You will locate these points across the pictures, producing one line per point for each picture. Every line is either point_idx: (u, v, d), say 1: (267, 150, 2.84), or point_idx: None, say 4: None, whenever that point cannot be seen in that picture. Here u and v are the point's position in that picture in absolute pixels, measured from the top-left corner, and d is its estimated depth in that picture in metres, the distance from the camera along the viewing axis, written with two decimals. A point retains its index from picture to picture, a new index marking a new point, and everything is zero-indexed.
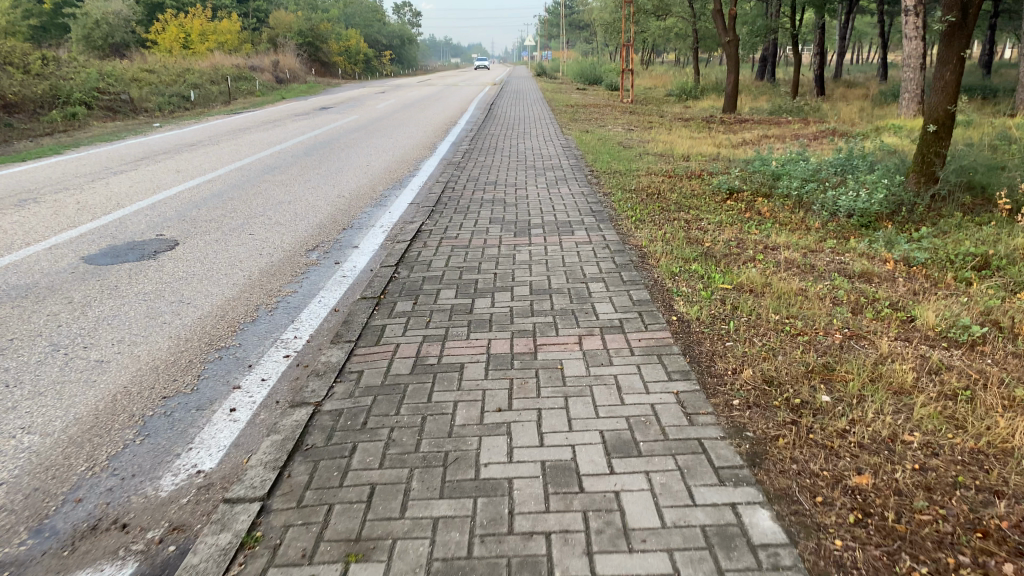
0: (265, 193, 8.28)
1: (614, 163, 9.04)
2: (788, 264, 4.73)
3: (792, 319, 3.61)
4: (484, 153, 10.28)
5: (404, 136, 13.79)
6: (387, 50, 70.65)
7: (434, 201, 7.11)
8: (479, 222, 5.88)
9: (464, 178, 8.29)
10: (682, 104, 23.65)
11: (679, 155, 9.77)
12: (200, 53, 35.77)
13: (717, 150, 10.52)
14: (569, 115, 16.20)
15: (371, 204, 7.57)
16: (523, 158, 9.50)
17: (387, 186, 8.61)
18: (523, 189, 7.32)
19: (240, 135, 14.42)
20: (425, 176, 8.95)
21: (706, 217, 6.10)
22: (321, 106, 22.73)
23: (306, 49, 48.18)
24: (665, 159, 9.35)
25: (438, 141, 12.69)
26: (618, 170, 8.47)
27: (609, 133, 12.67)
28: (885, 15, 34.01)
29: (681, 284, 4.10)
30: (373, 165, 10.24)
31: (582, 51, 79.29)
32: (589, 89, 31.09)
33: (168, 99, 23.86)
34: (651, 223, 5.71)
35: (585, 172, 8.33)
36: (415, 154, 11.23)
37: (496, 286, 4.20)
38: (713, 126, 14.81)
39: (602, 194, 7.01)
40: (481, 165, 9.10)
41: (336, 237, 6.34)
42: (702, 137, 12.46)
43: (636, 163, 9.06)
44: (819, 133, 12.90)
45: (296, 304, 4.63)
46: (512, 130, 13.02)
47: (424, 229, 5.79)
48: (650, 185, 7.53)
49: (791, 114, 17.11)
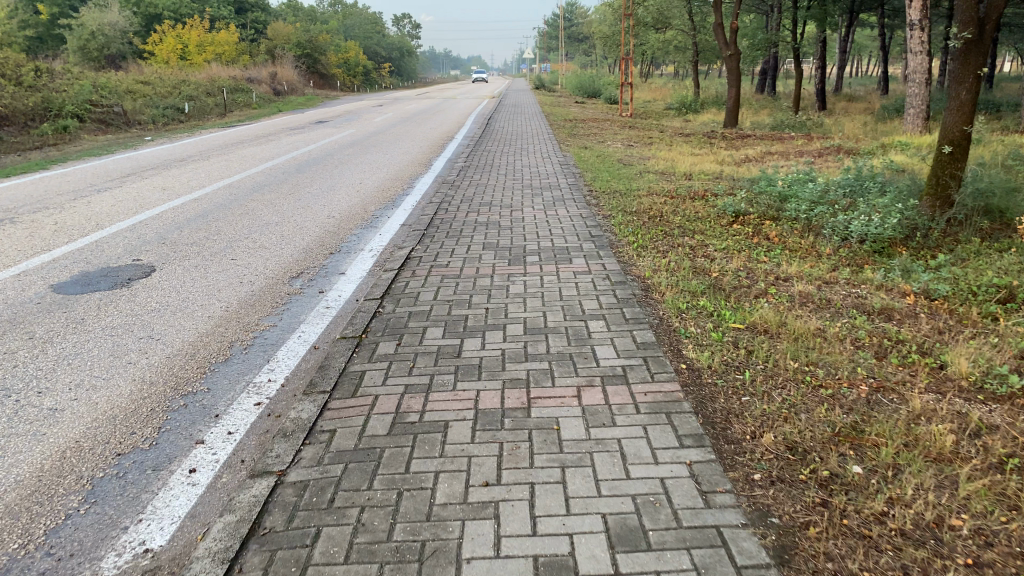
0: (252, 212, 7.97)
1: (614, 181, 8.73)
2: (802, 299, 4.41)
3: (812, 367, 3.29)
4: (480, 170, 9.97)
5: (399, 151, 13.48)
6: (387, 62, 70.56)
7: (426, 223, 6.80)
8: (471, 247, 5.57)
9: (458, 197, 7.98)
10: (682, 118, 23.40)
11: (681, 174, 9.47)
12: (198, 65, 35.57)
13: (720, 168, 10.23)
14: (568, 130, 15.93)
15: (361, 226, 7.27)
16: (520, 176, 9.19)
17: (378, 205, 8.31)
18: (519, 210, 7.01)
19: (232, 149, 14.13)
20: (418, 195, 8.65)
21: (712, 243, 5.78)
22: (317, 119, 22.45)
23: (304, 61, 47.99)
24: (667, 178, 9.05)
25: (434, 157, 12.39)
26: (617, 190, 8.16)
27: (608, 149, 12.39)
28: (886, 28, 33.84)
29: (689, 323, 3.78)
30: (366, 183, 9.93)
31: (581, 63, 79.26)
32: (588, 102, 30.84)
33: (163, 111, 23.60)
34: (653, 250, 5.39)
35: (584, 192, 8.03)
36: (409, 171, 10.93)
37: (487, 324, 3.87)
38: (714, 141, 14.52)
39: (602, 216, 6.70)
40: (476, 184, 8.80)
41: (322, 262, 6.03)
42: (704, 153, 12.17)
43: (637, 182, 8.75)
44: (823, 150, 12.61)
45: (273, 340, 4.30)
46: (510, 146, 12.73)
47: (414, 256, 5.48)
48: (652, 206, 7.22)
49: (794, 129, 16.85)
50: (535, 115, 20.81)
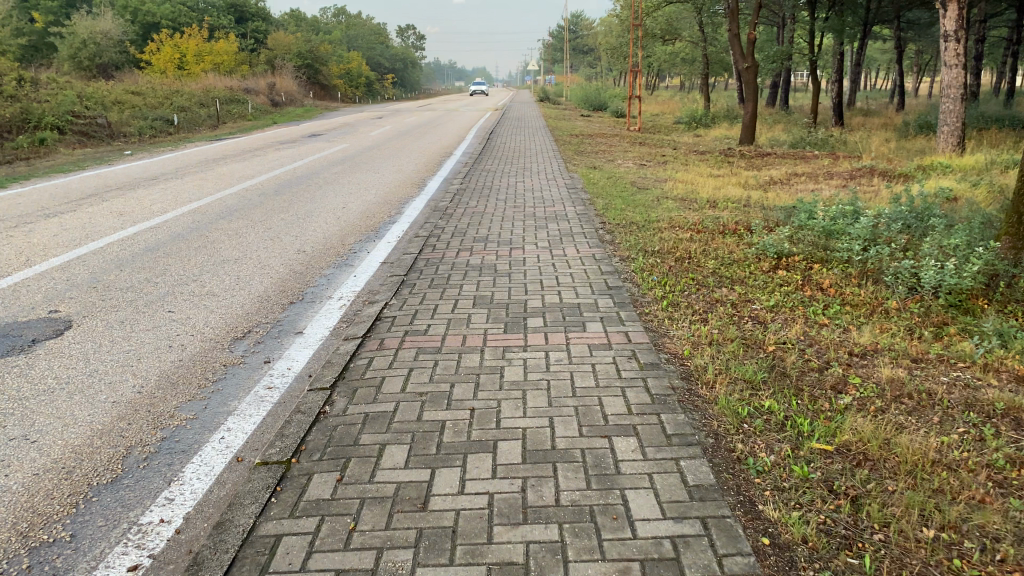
0: (211, 246, 6.91)
1: (628, 210, 7.67)
2: (895, 392, 3.30)
3: (956, 538, 2.18)
4: (476, 194, 8.89)
5: (391, 169, 12.43)
6: (388, 73, 69.80)
7: (407, 263, 5.71)
8: (458, 303, 4.47)
9: (449, 228, 6.89)
10: (693, 133, 22.34)
11: (705, 201, 8.40)
12: (194, 75, 34.70)
13: (746, 194, 9.18)
14: (575, 146, 14.89)
15: (334, 266, 6.18)
16: (522, 203, 8.09)
17: (358, 237, 7.22)
18: (520, 248, 5.91)
19: (212, 166, 13.11)
20: (405, 225, 7.58)
21: (759, 299, 4.69)
22: (310, 132, 21.43)
23: (304, 71, 47.07)
24: (688, 207, 7.98)
25: (428, 177, 11.32)
26: (634, 221, 7.07)
27: (619, 169, 11.32)
28: (901, 41, 32.82)
29: (756, 445, 2.68)
30: (349, 209, 8.86)
31: (586, 75, 78.39)
32: (593, 116, 29.79)
33: (151, 123, 22.59)
34: (687, 309, 4.30)
35: (596, 223, 6.93)
36: (399, 194, 9.86)
37: (473, 438, 2.76)
38: (732, 160, 13.48)
39: (618, 256, 5.60)
40: (471, 212, 7.71)
41: (277, 316, 4.94)
42: (724, 175, 11.12)
43: (655, 211, 7.68)
44: (854, 171, 11.54)
45: (188, 448, 3.21)
46: (511, 165, 11.69)
47: (387, 314, 4.39)
48: (678, 243, 6.13)
49: (816, 147, 15.78)
50: (540, 129, 19.79)
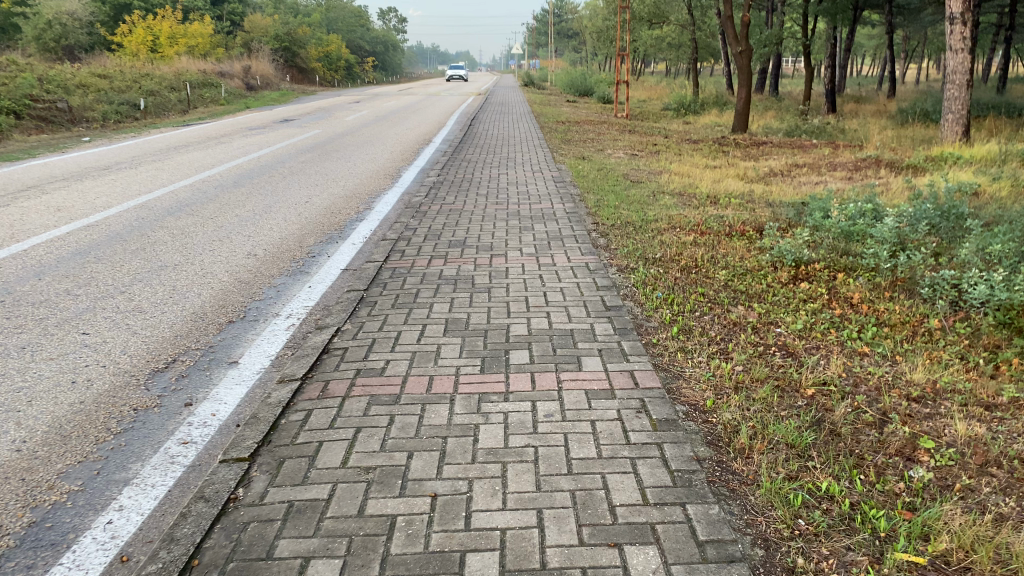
0: (152, 248, 6.11)
1: (621, 207, 6.93)
2: (980, 460, 2.56)
3: None
4: (454, 188, 8.12)
5: (364, 158, 11.64)
6: (369, 57, 68.49)
7: (370, 272, 4.93)
8: (425, 327, 3.71)
9: (421, 228, 6.11)
10: (682, 120, 21.62)
11: (705, 196, 7.71)
12: (166, 58, 33.48)
13: (747, 187, 8.49)
14: (561, 134, 14.12)
15: (286, 276, 5.39)
16: (502, 199, 7.32)
17: (318, 238, 6.44)
18: (500, 254, 5.15)
19: (172, 154, 12.22)
20: (372, 224, 6.79)
21: (783, 322, 3.95)
22: (284, 117, 20.50)
23: (282, 54, 45.73)
24: (687, 204, 7.27)
25: (404, 167, 10.53)
26: (629, 220, 6.34)
27: (609, 159, 10.59)
28: (892, 26, 32.16)
29: (824, 563, 1.93)
30: (314, 204, 8.07)
31: (570, 59, 77.41)
32: (578, 102, 28.96)
33: (117, 107, 21.56)
34: (702, 338, 3.56)
35: (587, 223, 6.18)
36: (371, 187, 9.07)
37: (432, 549, 2.00)
38: (726, 149, 12.80)
39: (614, 265, 4.85)
40: (447, 208, 6.94)
41: (211, 342, 4.15)
42: (721, 167, 10.43)
43: (652, 209, 6.96)
44: (858, 162, 10.87)
45: (59, 540, 2.43)
46: (493, 155, 10.91)
47: (339, 340, 3.62)
48: (681, 248, 5.39)
49: (813, 135, 15.10)
50: (524, 116, 18.99)
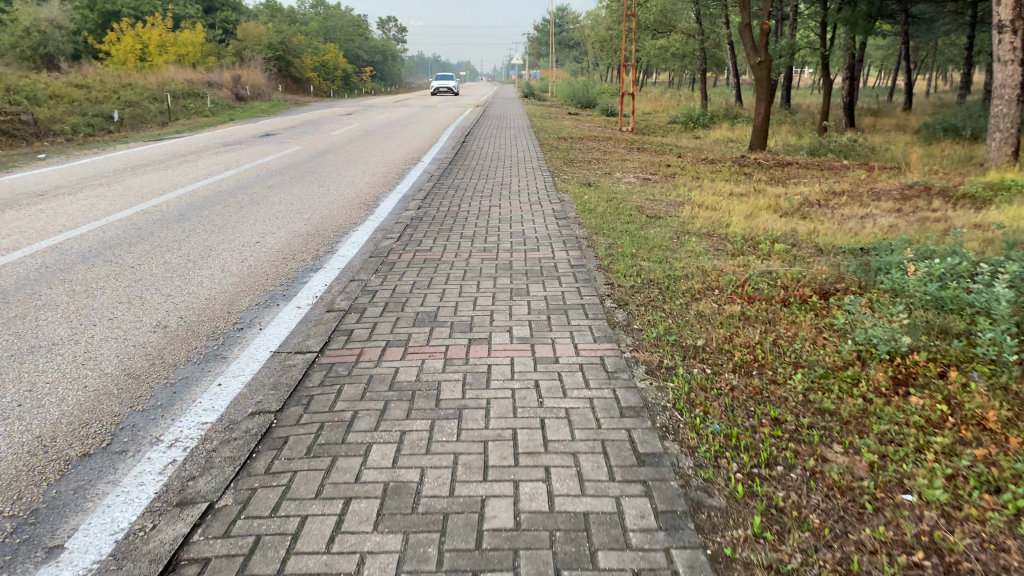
0: (35, 315, 4.73)
1: (639, 256, 5.53)
2: None
3: None
4: (434, 226, 6.75)
5: (341, 181, 10.28)
6: (368, 66, 67.39)
7: (299, 367, 3.51)
8: (347, 508, 2.29)
9: (383, 289, 4.71)
10: (692, 135, 20.31)
11: (740, 239, 6.32)
12: (154, 68, 32.23)
13: (788, 226, 7.12)
14: (564, 153, 12.79)
15: (193, 366, 3.98)
16: (491, 243, 5.92)
17: (254, 301, 5.05)
18: (480, 339, 3.75)
19: (126, 175, 10.88)
20: (326, 281, 5.42)
21: (917, 487, 2.52)
22: (266, 131, 19.16)
23: (275, 64, 44.50)
24: (721, 252, 5.88)
25: (383, 194, 9.15)
26: (654, 279, 4.93)
27: (618, 185, 9.24)
28: (907, 36, 30.78)
29: None
30: (266, 244, 6.71)
31: (572, 69, 76.21)
32: (581, 114, 27.61)
33: (89, 119, 20.22)
34: (802, 545, 2.14)
35: (599, 283, 4.78)
36: (339, 220, 7.73)
37: None
38: (749, 172, 11.45)
39: (643, 362, 3.43)
40: (420, 257, 5.55)
41: (37, 503, 2.72)
42: (748, 196, 9.07)
43: (679, 259, 5.57)
44: (904, 191, 9.51)
45: None
46: (484, 179, 9.56)
47: (207, 534, 2.21)
48: (731, 328, 3.99)
49: (841, 155, 13.75)
50: (523, 131, 17.70)
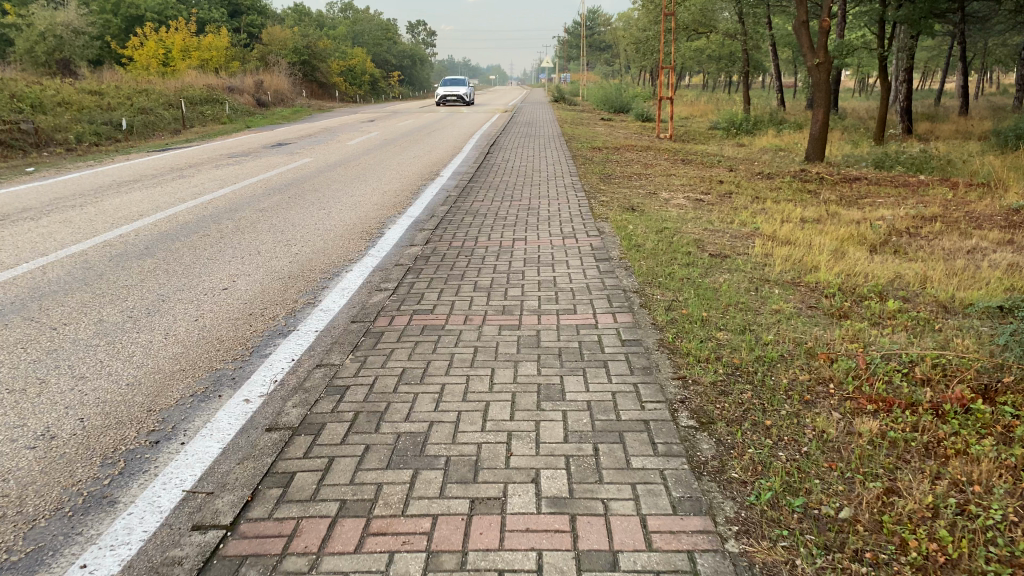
0: None
1: (713, 322, 4.12)
2: None
3: None
4: (443, 268, 5.41)
5: (344, 202, 8.97)
6: (395, 70, 66.41)
7: (190, 556, 2.15)
8: None
9: (360, 381, 3.32)
10: (737, 143, 18.82)
11: (838, 293, 4.87)
12: (176, 73, 31.37)
13: (889, 267, 5.64)
14: (600, 166, 11.42)
15: (60, 521, 2.64)
16: (510, 300, 4.51)
17: (191, 391, 3.71)
18: (489, 500, 2.34)
19: (108, 193, 9.70)
20: (294, 358, 4.08)
21: None
22: (280, 139, 18.05)
23: (301, 68, 43.51)
24: (819, 316, 4.43)
25: (390, 220, 7.84)
26: (744, 368, 3.51)
27: (665, 207, 7.86)
28: (961, 36, 28.78)
29: None
30: (235, 291, 5.42)
31: (602, 72, 74.82)
32: (614, 120, 26.19)
33: (97, 127, 19.20)
34: None
35: (663, 372, 3.36)
36: (332, 255, 6.44)
37: None
38: (815, 191, 9.96)
39: (766, 571, 2.03)
40: (416, 320, 4.17)
41: None
42: (823, 223, 7.64)
43: (767, 327, 4.14)
44: (1009, 216, 8.01)
45: None
46: (508, 202, 8.23)
47: None
48: (884, 477, 2.57)
49: (913, 168, 12.22)
50: (554, 139, 16.38)
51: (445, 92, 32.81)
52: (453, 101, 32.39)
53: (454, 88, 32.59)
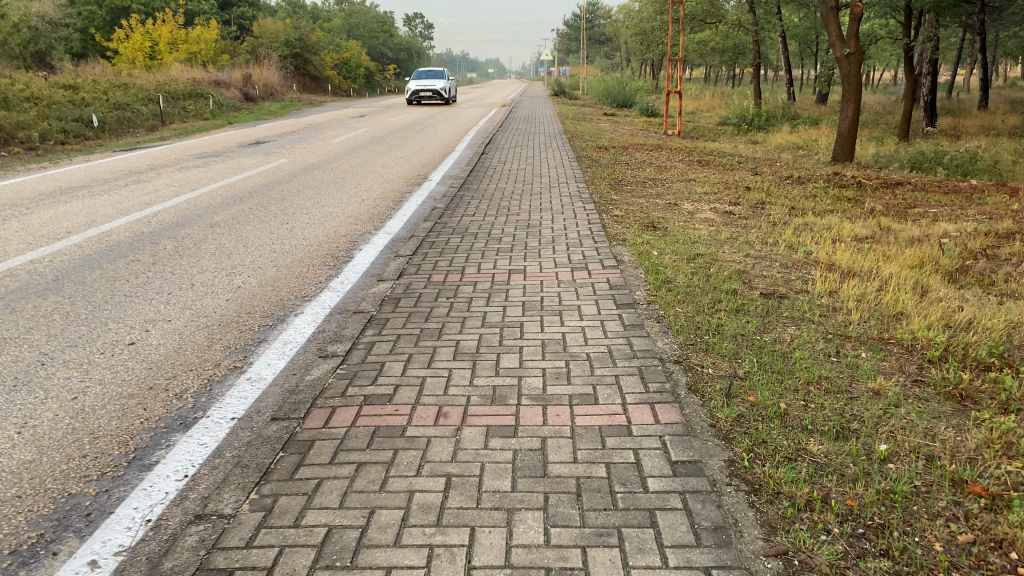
0: None
1: (798, 423, 2.83)
2: None
3: None
4: (416, 314, 4.14)
5: (312, 214, 7.68)
6: (392, 64, 65.07)
7: None
8: None
9: (254, 558, 2.04)
10: (751, 140, 17.56)
11: (950, 360, 3.58)
12: (160, 66, 30.08)
13: (995, 312, 4.38)
14: (606, 169, 10.16)
15: None
16: (503, 376, 3.20)
17: (15, 543, 2.43)
18: None
19: (43, 202, 8.44)
20: (188, 478, 2.80)
21: None
22: (260, 137, 16.79)
23: (293, 62, 41.96)
24: (938, 403, 3.14)
25: (362, 238, 6.57)
26: (871, 522, 2.21)
27: (691, 222, 6.61)
28: (981, 29, 27.47)
29: None
30: (147, 347, 4.14)
31: (603, 65, 73.46)
32: (618, 115, 24.94)
33: (65, 123, 17.92)
34: None
35: (749, 541, 2.07)
36: (283, 289, 5.18)
37: None
38: (857, 198, 8.69)
39: None
40: (364, 415, 2.86)
41: None
42: (881, 242, 6.40)
43: (876, 429, 2.85)
44: None
45: None
46: (502, 216, 6.96)
47: None
48: None
49: (958, 171, 10.94)
50: (555, 137, 15.13)
51: (417, 87, 28.03)
52: (428, 95, 27.69)
53: (429, 81, 27.76)
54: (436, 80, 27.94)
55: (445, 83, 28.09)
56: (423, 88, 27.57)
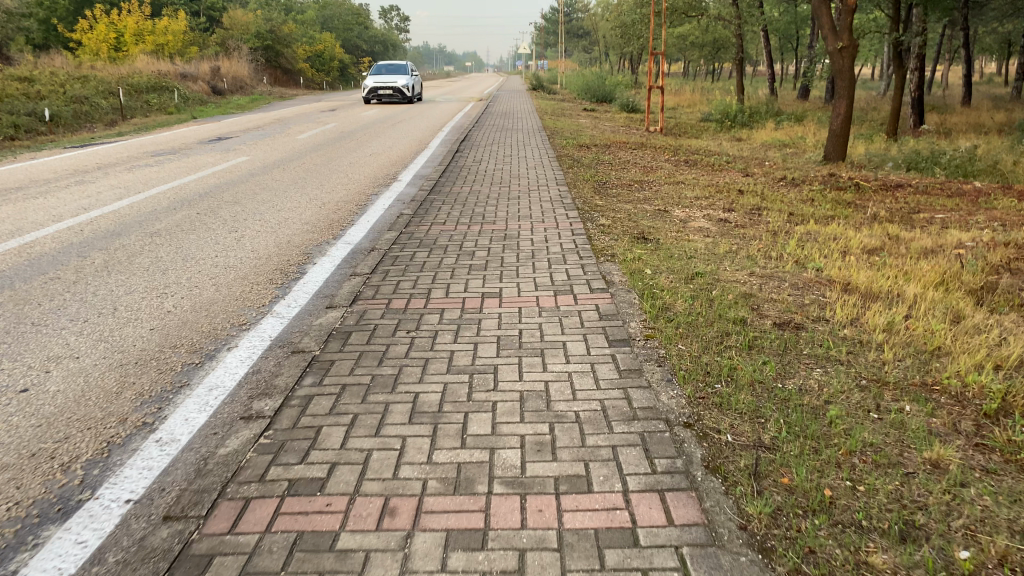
0: None
1: (852, 523, 2.17)
2: None
3: None
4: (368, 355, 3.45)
5: (266, 221, 6.96)
6: (367, 57, 63.90)
7: None
8: None
9: None
10: (735, 137, 17.00)
11: (1015, 417, 2.94)
12: (124, 58, 28.95)
13: None
14: (588, 169, 9.51)
15: None
16: (471, 447, 2.52)
17: None
18: None
19: None
20: None
21: None
22: (223, 132, 15.97)
23: (264, 55, 40.73)
24: (1014, 481, 2.50)
25: (317, 249, 5.87)
26: None
27: (684, 233, 5.97)
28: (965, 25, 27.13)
29: None
30: (43, 395, 3.41)
31: (581, 59, 72.72)
32: (597, 111, 24.33)
33: (16, 118, 16.94)
34: None
35: None
36: (220, 314, 4.47)
37: None
38: (858, 202, 8.10)
39: None
40: (285, 515, 2.18)
41: None
42: (893, 255, 5.80)
43: (951, 526, 2.20)
44: None
45: None
46: (475, 225, 6.28)
47: None
48: None
49: (957, 172, 10.40)
50: (533, 135, 14.45)
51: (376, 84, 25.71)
52: (389, 94, 25.28)
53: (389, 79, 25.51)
54: (397, 78, 25.67)
55: (406, 80, 25.78)
56: (383, 87, 25.34)
